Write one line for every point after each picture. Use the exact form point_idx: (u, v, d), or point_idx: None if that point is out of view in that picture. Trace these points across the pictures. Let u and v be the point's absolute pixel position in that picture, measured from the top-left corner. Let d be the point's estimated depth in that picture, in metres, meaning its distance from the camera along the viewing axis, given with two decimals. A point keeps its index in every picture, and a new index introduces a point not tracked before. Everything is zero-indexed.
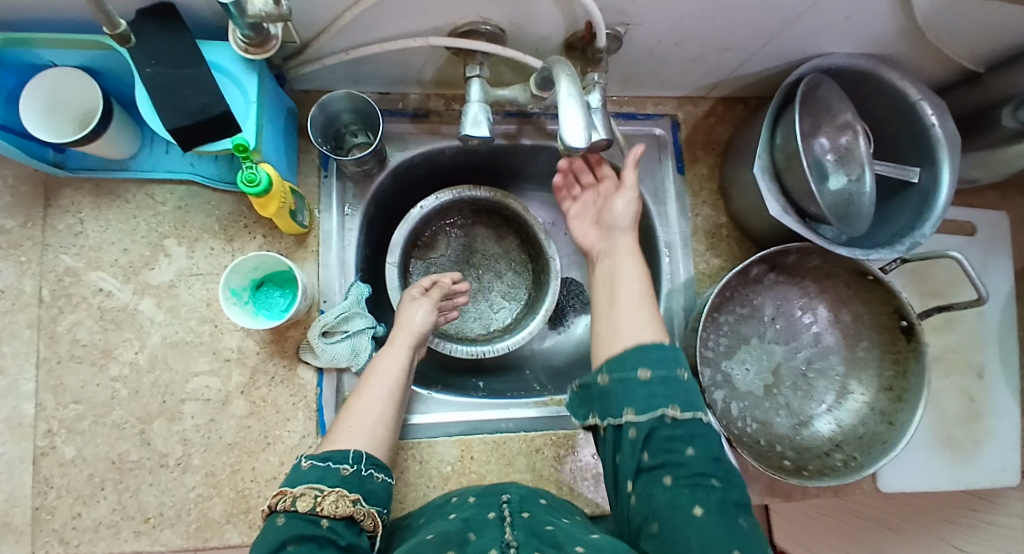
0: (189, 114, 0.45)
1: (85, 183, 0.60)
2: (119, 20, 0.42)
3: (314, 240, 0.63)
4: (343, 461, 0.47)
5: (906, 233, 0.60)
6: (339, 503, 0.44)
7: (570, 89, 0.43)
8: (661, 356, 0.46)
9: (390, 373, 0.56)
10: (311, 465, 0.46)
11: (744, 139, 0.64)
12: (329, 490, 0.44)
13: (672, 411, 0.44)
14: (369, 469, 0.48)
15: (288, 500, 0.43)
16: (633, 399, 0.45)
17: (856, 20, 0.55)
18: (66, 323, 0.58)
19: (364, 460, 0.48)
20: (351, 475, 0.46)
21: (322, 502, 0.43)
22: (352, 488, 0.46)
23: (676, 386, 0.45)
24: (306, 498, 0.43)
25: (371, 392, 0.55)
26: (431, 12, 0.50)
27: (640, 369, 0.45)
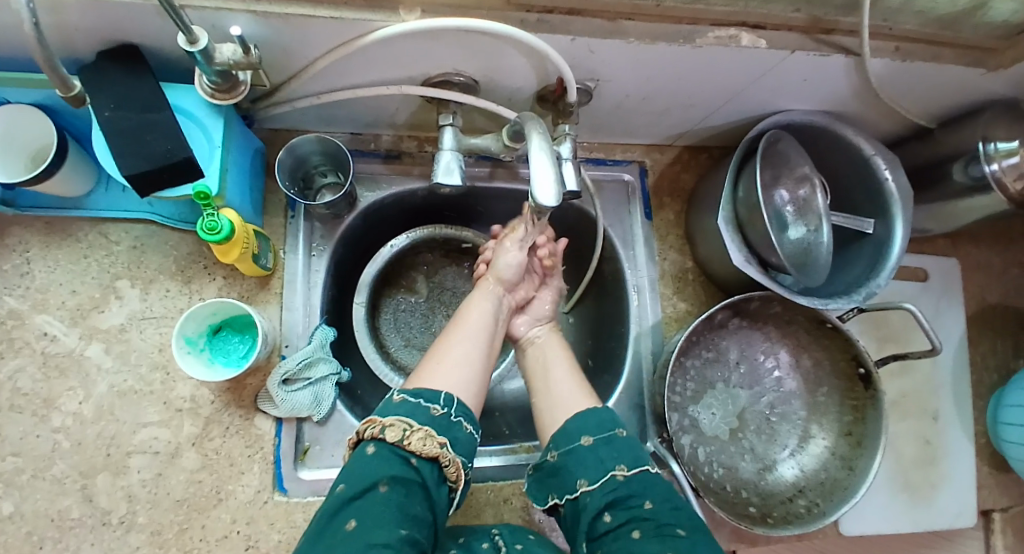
0: (148, 159, 0.44)
1: (34, 220, 0.58)
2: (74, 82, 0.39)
3: (278, 281, 0.61)
4: (435, 401, 0.47)
5: (862, 282, 0.63)
6: (427, 443, 0.44)
7: (540, 143, 0.43)
8: (602, 421, 0.50)
9: (481, 319, 0.57)
10: (402, 400, 0.47)
11: (709, 188, 0.66)
12: (418, 427, 0.45)
13: (621, 470, 0.46)
14: (458, 415, 0.48)
15: (377, 428, 0.45)
16: (583, 468, 0.47)
17: (814, 81, 0.57)
18: (6, 369, 0.55)
19: (454, 405, 0.48)
20: (442, 417, 0.47)
21: (410, 437, 0.44)
22: (440, 431, 0.46)
23: (620, 444, 0.48)
24: (395, 430, 0.44)
25: (463, 335, 0.55)
26: (403, 62, 0.50)
27: (583, 437, 0.48)
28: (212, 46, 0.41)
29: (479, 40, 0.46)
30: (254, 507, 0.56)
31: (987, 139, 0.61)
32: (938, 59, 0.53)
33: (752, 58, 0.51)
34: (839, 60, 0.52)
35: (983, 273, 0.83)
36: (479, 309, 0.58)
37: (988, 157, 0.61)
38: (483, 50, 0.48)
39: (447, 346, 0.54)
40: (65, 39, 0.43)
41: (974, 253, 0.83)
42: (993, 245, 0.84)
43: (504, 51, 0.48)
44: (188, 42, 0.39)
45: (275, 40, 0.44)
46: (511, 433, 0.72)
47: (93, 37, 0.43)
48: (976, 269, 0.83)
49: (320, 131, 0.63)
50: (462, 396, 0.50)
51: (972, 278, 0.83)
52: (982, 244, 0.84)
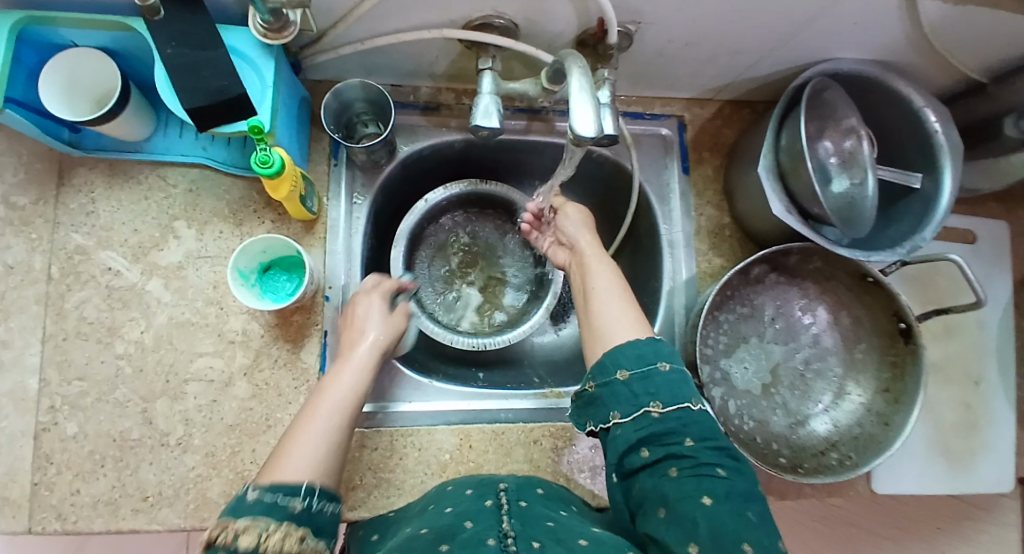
0: (206, 94, 0.46)
1: (98, 163, 0.61)
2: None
3: (322, 227, 0.63)
4: (295, 495, 0.36)
5: (909, 236, 0.61)
6: (287, 542, 0.33)
7: (581, 83, 0.44)
8: (640, 353, 0.46)
9: (350, 385, 0.48)
10: (256, 498, 0.35)
11: (749, 141, 0.65)
12: (275, 527, 0.34)
13: (655, 406, 0.44)
14: (323, 501, 0.37)
15: (226, 535, 0.33)
16: (619, 401, 0.45)
17: (863, 26, 0.55)
18: (74, 300, 0.59)
19: (318, 493, 0.37)
20: (301, 512, 0.36)
21: (266, 543, 0.33)
22: (301, 525, 0.35)
23: (657, 379, 0.45)
24: (248, 536, 0.33)
25: (326, 411, 0.45)
26: (447, 4, 0.51)
27: (619, 370, 0.46)
28: None
29: None
30: None
31: None
32: None
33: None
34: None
35: None
36: (347, 379, 0.48)
37: None
38: None
39: (300, 432, 0.42)
40: None
41: None
42: None
43: None
44: None
45: None
46: (541, 381, 0.74)
47: None
48: None
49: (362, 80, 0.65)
50: (327, 481, 0.39)
51: None
52: None
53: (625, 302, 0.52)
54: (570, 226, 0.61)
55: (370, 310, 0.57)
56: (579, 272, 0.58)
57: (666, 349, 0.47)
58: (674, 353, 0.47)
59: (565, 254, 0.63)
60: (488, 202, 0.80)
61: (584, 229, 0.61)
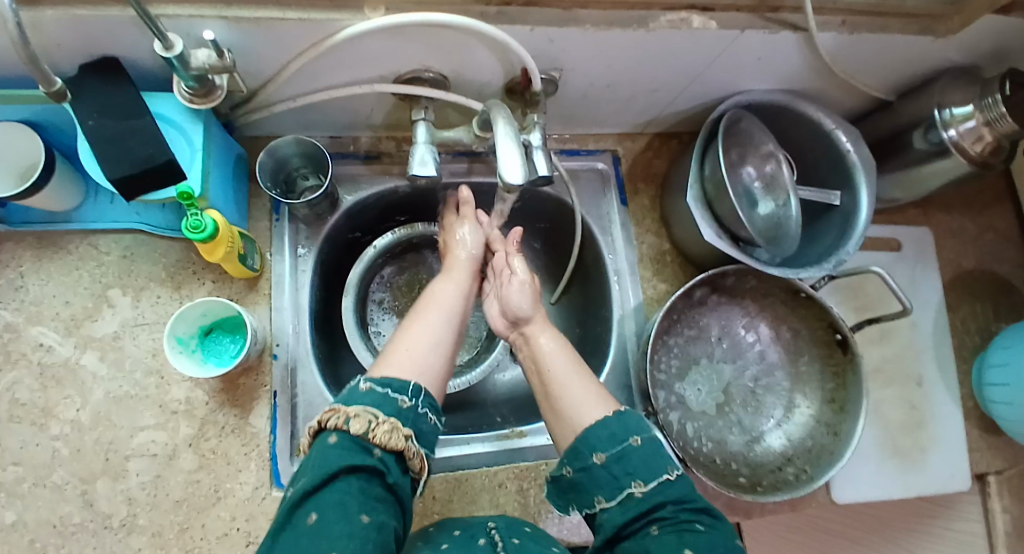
0: (132, 163, 0.45)
1: (27, 236, 0.59)
2: (57, 79, 0.40)
3: (265, 283, 0.63)
4: (402, 392, 0.43)
5: (833, 251, 0.65)
6: (392, 437, 0.40)
7: (507, 129, 0.46)
8: (611, 432, 0.45)
9: (449, 300, 0.55)
10: (369, 389, 0.42)
11: (679, 170, 0.68)
12: (384, 419, 0.40)
13: (637, 486, 0.42)
14: (425, 407, 0.44)
15: (340, 417, 0.40)
16: (600, 487, 0.44)
17: (768, 60, 0.60)
18: (4, 381, 0.56)
19: (421, 396, 0.44)
20: (408, 409, 0.42)
21: (375, 430, 0.40)
22: (407, 423, 0.42)
23: (633, 457, 0.43)
24: (360, 421, 0.40)
25: (428, 313, 0.53)
26: (375, 61, 0.52)
27: (595, 456, 0.44)
28: (187, 51, 0.43)
29: (442, 34, 0.48)
30: (253, 503, 0.56)
31: (942, 106, 0.64)
32: (884, 28, 0.56)
33: (705, 39, 0.53)
34: (788, 37, 0.54)
35: (958, 238, 0.85)
36: (444, 294, 0.56)
37: (946, 123, 0.63)
38: (448, 45, 0.51)
39: (407, 339, 0.49)
40: (50, 53, 0.45)
41: (947, 221, 0.86)
42: (965, 212, 0.86)
43: (468, 44, 0.50)
44: (164, 47, 0.41)
45: (251, 46, 0.47)
46: (503, 420, 0.73)
47: (77, 51, 0.46)
48: (950, 235, 0.85)
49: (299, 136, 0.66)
50: (428, 386, 0.46)
51: (948, 245, 0.85)
52: (954, 211, 0.86)
53: (584, 384, 0.51)
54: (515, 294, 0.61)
55: (467, 232, 0.66)
56: (529, 352, 0.57)
57: (634, 421, 0.46)
58: (642, 420, 0.46)
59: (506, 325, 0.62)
60: (440, 243, 0.80)
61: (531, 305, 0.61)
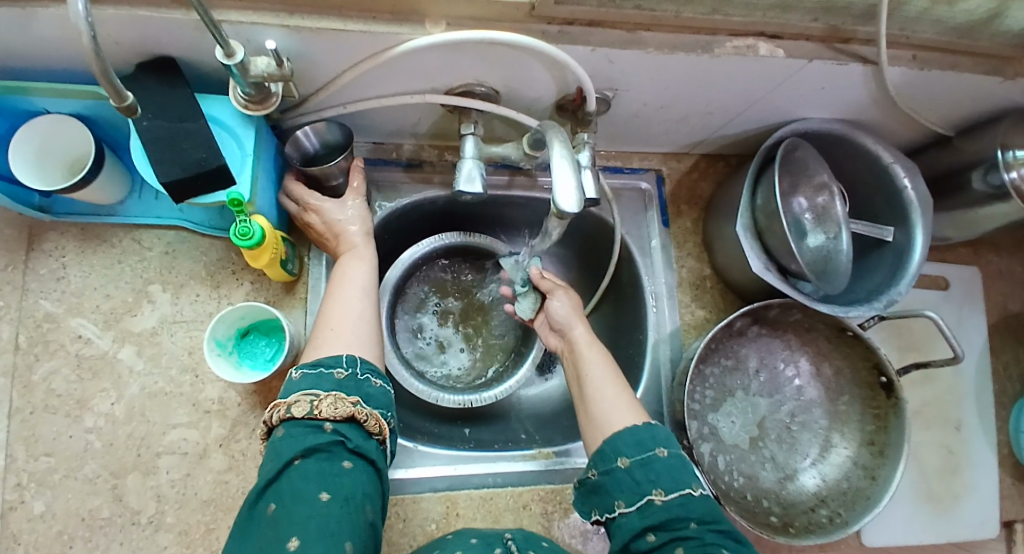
0: (183, 167, 0.45)
1: (71, 227, 0.60)
2: (126, 91, 0.35)
3: (302, 287, 0.62)
4: (335, 366, 0.44)
5: (882, 290, 0.63)
6: (338, 406, 0.41)
7: (563, 152, 0.44)
8: (639, 439, 0.45)
9: (364, 284, 0.55)
10: (302, 375, 0.43)
11: (727, 195, 0.66)
12: (325, 394, 0.41)
13: (658, 494, 0.43)
14: (365, 372, 0.45)
15: (282, 409, 0.41)
16: (621, 490, 0.44)
17: (830, 90, 0.58)
18: (42, 370, 0.56)
19: (357, 364, 0.46)
20: (346, 379, 0.44)
21: (319, 406, 0.41)
22: (349, 390, 0.43)
23: (658, 465, 0.44)
24: (301, 405, 0.40)
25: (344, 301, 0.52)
26: (429, 74, 0.52)
27: (620, 458, 0.45)
28: (247, 59, 0.43)
29: (502, 51, 0.47)
30: None
31: (1006, 146, 0.61)
32: (956, 65, 0.54)
33: (768, 66, 0.51)
34: (856, 68, 0.53)
35: (1006, 280, 0.83)
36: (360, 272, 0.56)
37: (1008, 165, 0.61)
38: (505, 61, 0.50)
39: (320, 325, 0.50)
40: (111, 51, 0.45)
41: (997, 261, 0.83)
42: (1016, 254, 0.83)
43: (526, 62, 0.50)
44: (226, 55, 0.41)
45: (308, 53, 0.46)
46: (528, 437, 0.73)
47: (137, 49, 0.46)
48: (998, 277, 0.82)
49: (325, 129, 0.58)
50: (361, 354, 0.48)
51: (996, 286, 0.82)
52: (1004, 251, 0.83)
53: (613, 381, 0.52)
54: (557, 303, 0.59)
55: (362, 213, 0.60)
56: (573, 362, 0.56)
57: (663, 433, 0.46)
58: (671, 436, 0.47)
59: (555, 338, 0.60)
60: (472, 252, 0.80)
61: (573, 314, 0.59)
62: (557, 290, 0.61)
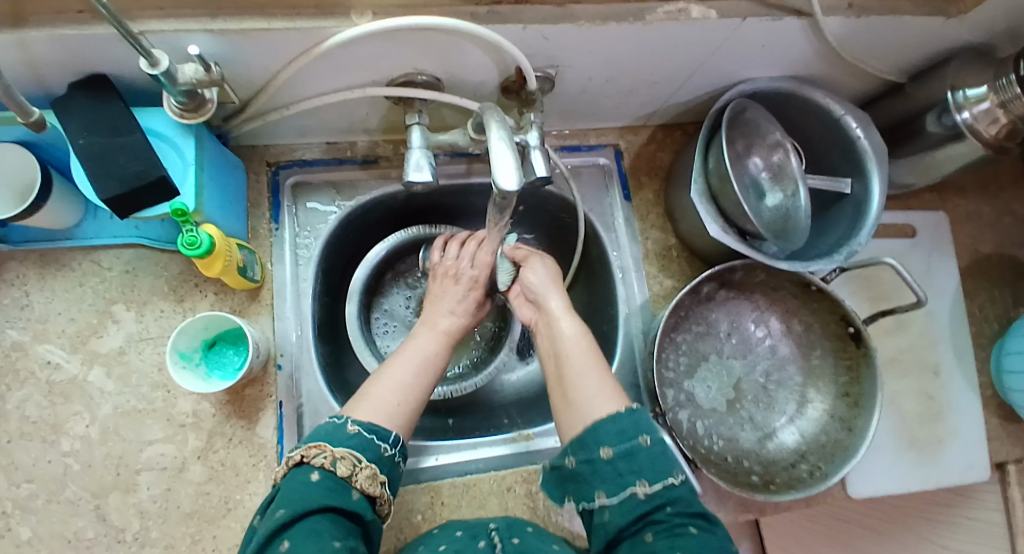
0: (122, 181, 0.45)
1: (30, 254, 0.60)
2: (31, 108, 0.42)
3: (267, 293, 0.63)
4: (385, 440, 0.46)
5: (844, 242, 0.63)
6: (370, 482, 0.43)
7: (501, 133, 0.44)
8: (621, 428, 0.44)
9: (426, 353, 0.55)
10: (356, 432, 0.45)
11: (683, 163, 0.66)
12: (366, 463, 0.44)
13: (641, 486, 0.41)
14: (400, 457, 0.48)
15: (326, 457, 0.42)
16: (601, 480, 0.43)
17: (772, 47, 0.58)
18: (15, 399, 0.57)
19: (401, 447, 0.48)
20: (387, 457, 0.46)
21: (358, 473, 0.43)
22: (385, 470, 0.45)
23: (641, 455, 0.42)
24: (345, 463, 0.43)
25: (406, 365, 0.53)
26: (367, 67, 0.52)
27: (603, 447, 0.43)
28: (173, 67, 0.43)
29: (434, 37, 0.47)
30: None
31: (954, 88, 0.62)
32: (893, 10, 0.54)
33: (705, 29, 0.51)
34: (792, 22, 0.53)
35: (975, 222, 0.83)
36: (422, 341, 0.56)
37: (959, 106, 0.61)
38: (440, 47, 0.49)
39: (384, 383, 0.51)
40: (39, 72, 0.45)
41: (963, 205, 0.83)
42: (981, 196, 0.84)
43: (460, 46, 0.49)
44: (150, 64, 0.40)
45: (239, 57, 0.46)
46: (511, 421, 0.73)
47: (66, 68, 0.46)
48: (966, 221, 0.83)
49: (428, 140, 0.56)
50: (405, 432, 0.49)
51: (964, 229, 0.83)
52: (970, 194, 0.84)
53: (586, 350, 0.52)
54: (534, 275, 0.60)
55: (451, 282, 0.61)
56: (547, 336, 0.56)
57: (646, 421, 0.44)
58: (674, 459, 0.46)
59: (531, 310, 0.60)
60: None
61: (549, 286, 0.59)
62: (533, 260, 0.61)
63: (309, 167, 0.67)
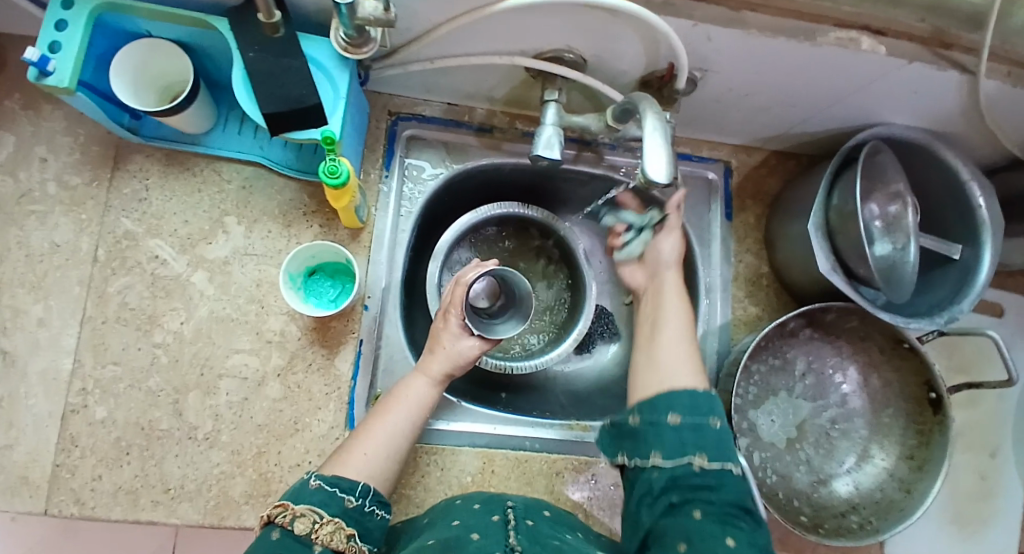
0: (283, 101, 0.47)
1: (155, 151, 0.62)
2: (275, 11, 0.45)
3: (367, 236, 0.64)
4: (349, 492, 0.45)
5: (943, 306, 0.62)
6: (334, 535, 0.42)
7: (656, 125, 0.43)
8: (695, 403, 0.45)
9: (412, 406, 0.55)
10: (317, 486, 0.44)
11: (797, 194, 0.65)
12: (327, 519, 0.42)
13: (700, 459, 0.43)
14: (372, 505, 0.46)
15: (286, 515, 0.41)
16: (662, 443, 0.44)
17: (921, 95, 0.57)
18: (117, 285, 0.59)
19: (368, 496, 0.46)
20: (353, 508, 0.44)
21: (318, 529, 0.41)
22: (349, 523, 0.44)
23: (708, 434, 0.44)
24: (304, 521, 0.41)
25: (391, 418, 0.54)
26: (524, 35, 0.52)
27: (672, 414, 0.44)
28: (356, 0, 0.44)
29: (602, 19, 0.47)
30: (327, 441, 0.59)
31: None
32: None
33: (866, 63, 0.51)
34: (954, 76, 0.52)
35: None
36: (412, 396, 0.56)
37: None
38: (601, 29, 0.49)
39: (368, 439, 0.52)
40: None
41: None
42: None
43: (624, 34, 0.49)
44: None
45: (412, 3, 0.47)
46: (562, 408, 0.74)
47: None
48: None
49: (559, 109, 0.56)
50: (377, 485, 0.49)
51: None
52: None
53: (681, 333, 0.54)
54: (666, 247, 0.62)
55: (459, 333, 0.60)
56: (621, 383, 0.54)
57: (719, 409, 0.46)
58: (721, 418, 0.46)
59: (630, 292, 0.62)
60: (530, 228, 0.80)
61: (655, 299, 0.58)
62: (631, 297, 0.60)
63: (425, 124, 0.68)
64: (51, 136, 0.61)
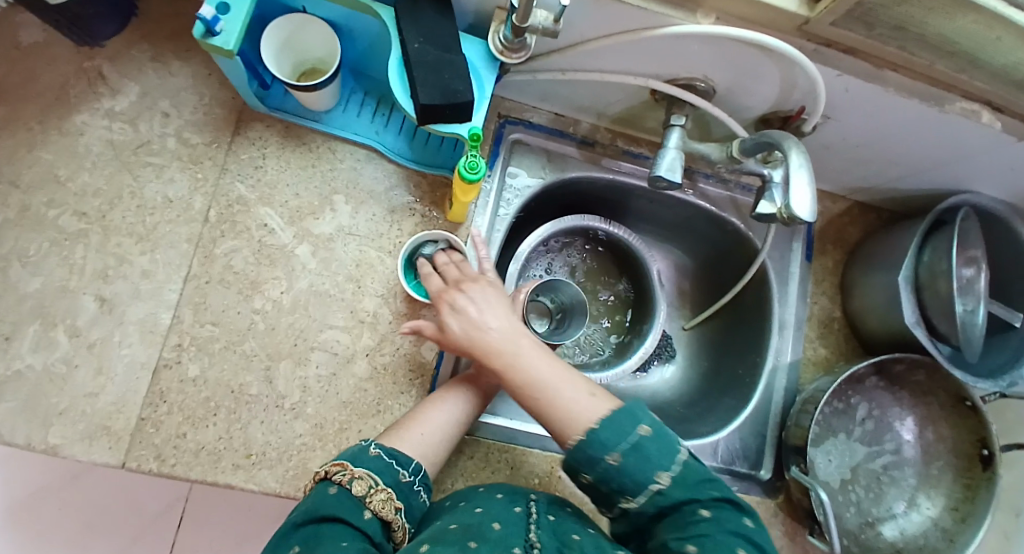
0: (442, 94, 0.48)
1: (276, 122, 0.63)
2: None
3: (465, 231, 0.66)
4: (405, 467, 0.46)
5: (1005, 369, 0.65)
6: (385, 505, 0.43)
7: (800, 161, 0.45)
8: (591, 453, 0.43)
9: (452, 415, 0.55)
10: (376, 453, 0.45)
11: (878, 246, 0.68)
12: (382, 487, 0.44)
13: (629, 499, 0.44)
14: (421, 484, 0.47)
15: (345, 474, 0.43)
16: (602, 499, 0.45)
17: (1017, 171, 0.60)
18: (224, 247, 0.59)
19: (420, 474, 0.47)
20: (405, 483, 0.46)
21: (372, 495, 0.43)
22: (399, 495, 0.45)
23: (640, 472, 0.43)
24: (361, 483, 0.43)
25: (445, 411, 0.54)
26: (668, 60, 0.54)
27: (584, 474, 0.45)
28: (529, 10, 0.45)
29: (753, 57, 0.50)
30: None
31: None
32: None
33: (981, 135, 0.54)
34: None
35: None
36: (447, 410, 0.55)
37: None
38: (746, 66, 0.52)
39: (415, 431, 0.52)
40: None
41: None
42: None
43: (767, 73, 0.52)
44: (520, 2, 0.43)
45: (575, 19, 0.49)
46: None
47: None
48: None
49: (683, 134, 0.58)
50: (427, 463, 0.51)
51: None
52: None
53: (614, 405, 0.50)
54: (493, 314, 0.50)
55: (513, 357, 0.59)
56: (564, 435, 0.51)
57: (610, 434, 0.43)
58: (630, 429, 0.43)
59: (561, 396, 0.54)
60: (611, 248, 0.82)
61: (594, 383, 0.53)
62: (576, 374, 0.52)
63: (531, 130, 0.70)
64: (175, 92, 0.62)
